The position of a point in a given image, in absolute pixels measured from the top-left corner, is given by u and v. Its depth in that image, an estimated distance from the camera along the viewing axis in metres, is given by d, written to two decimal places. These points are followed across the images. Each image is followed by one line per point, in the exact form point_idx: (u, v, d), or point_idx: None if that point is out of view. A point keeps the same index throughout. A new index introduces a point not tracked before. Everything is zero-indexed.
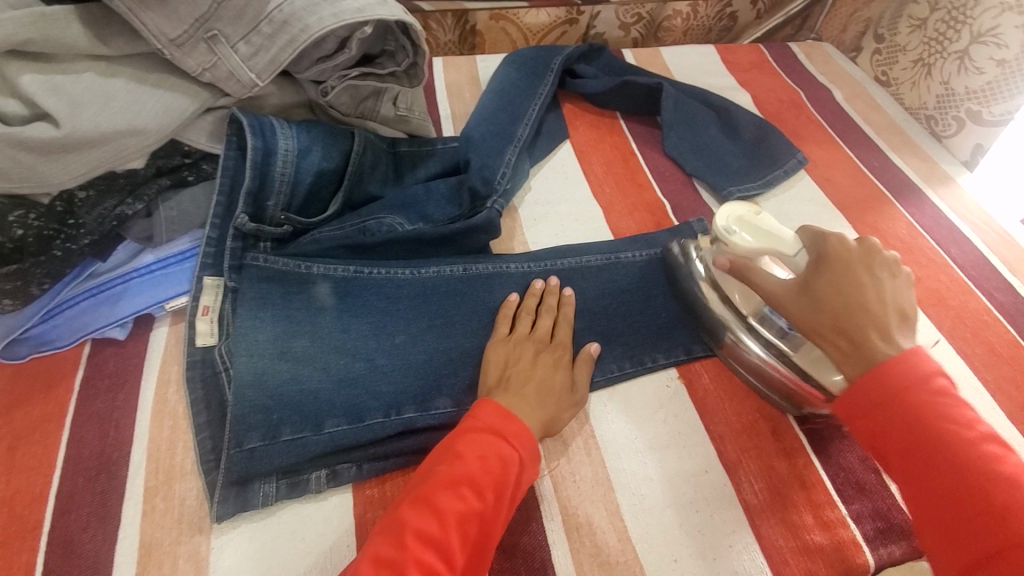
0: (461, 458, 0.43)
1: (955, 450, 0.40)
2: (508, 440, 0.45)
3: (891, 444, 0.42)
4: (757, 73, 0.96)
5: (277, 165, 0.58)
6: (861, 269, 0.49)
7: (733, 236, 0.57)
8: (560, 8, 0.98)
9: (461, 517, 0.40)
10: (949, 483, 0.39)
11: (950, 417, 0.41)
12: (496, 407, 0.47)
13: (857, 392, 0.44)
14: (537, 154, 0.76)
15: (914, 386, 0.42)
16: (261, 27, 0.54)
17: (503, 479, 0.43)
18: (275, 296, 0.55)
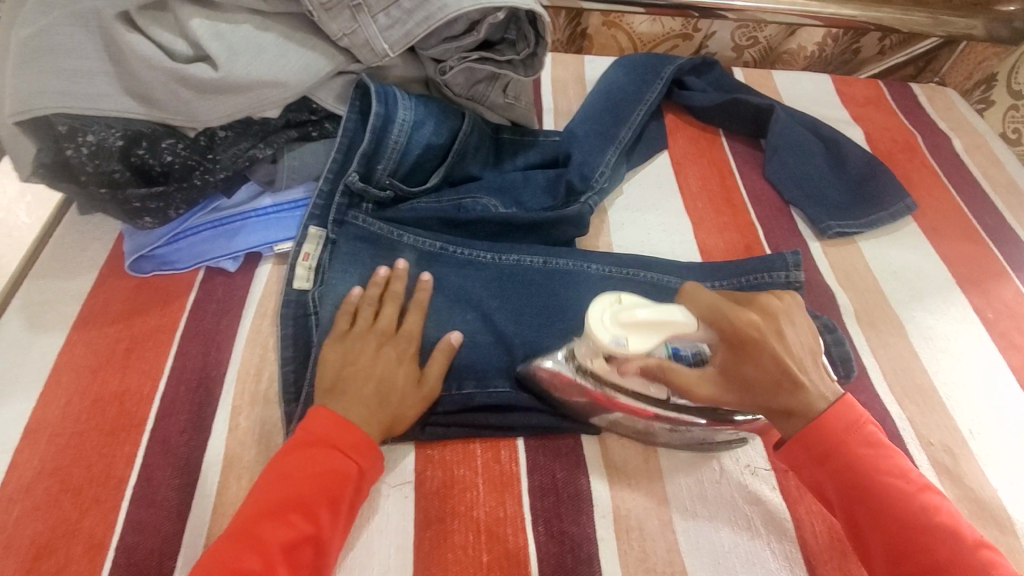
0: (290, 481, 0.43)
1: (892, 499, 0.43)
2: (338, 453, 0.45)
3: (836, 494, 0.45)
4: (872, 109, 0.92)
5: (393, 133, 0.61)
6: (770, 336, 0.47)
7: (629, 350, 0.45)
8: (676, 20, 0.97)
9: (289, 545, 0.41)
10: (894, 530, 0.42)
11: (883, 467, 0.44)
12: (329, 415, 0.47)
13: (801, 447, 0.46)
14: (634, 158, 0.76)
15: (850, 437, 0.45)
16: (403, 2, 0.57)
17: (340, 495, 0.44)
18: (366, 257, 0.59)
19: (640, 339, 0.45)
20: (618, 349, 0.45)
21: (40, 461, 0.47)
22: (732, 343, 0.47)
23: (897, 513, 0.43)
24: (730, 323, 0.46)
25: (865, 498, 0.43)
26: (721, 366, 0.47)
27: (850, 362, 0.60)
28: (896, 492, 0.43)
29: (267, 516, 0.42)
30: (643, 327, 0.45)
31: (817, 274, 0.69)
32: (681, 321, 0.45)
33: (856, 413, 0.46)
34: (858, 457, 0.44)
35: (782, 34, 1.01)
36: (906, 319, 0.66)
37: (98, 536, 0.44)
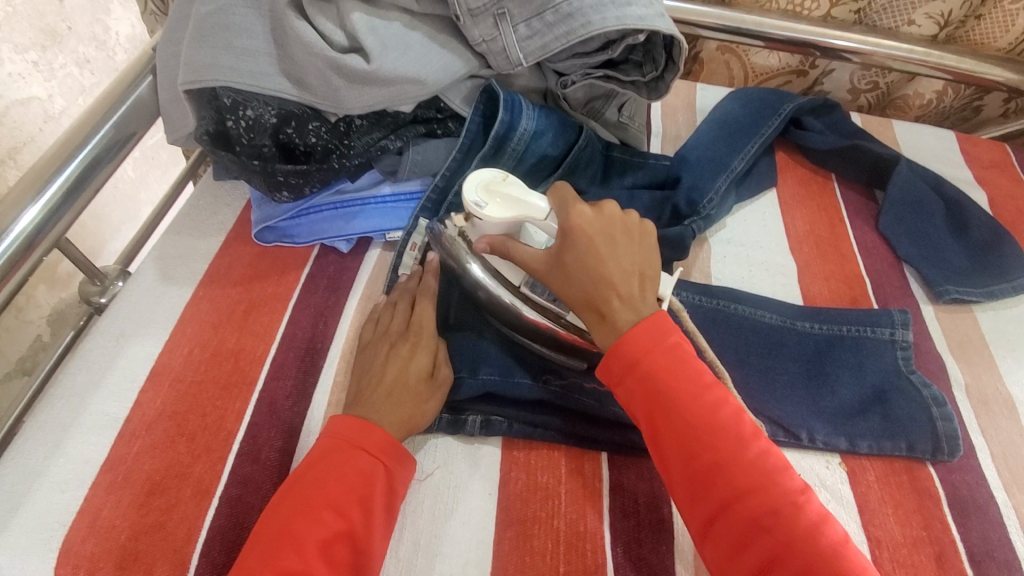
0: (315, 481, 0.43)
1: (694, 407, 0.44)
2: (366, 455, 0.45)
3: (644, 415, 0.45)
4: (998, 173, 0.87)
5: (513, 140, 0.62)
6: (597, 236, 0.49)
7: (485, 213, 0.50)
8: (794, 57, 0.95)
9: (325, 543, 0.41)
10: (694, 444, 0.43)
11: (681, 372, 0.45)
12: (348, 419, 0.47)
13: (613, 358, 0.46)
14: (742, 193, 0.75)
15: (654, 347, 0.46)
16: (546, 15, 0.59)
17: (370, 493, 0.44)
18: None
19: (499, 209, 0.50)
20: (476, 210, 0.50)
21: (162, 404, 0.50)
22: (563, 236, 0.49)
23: (690, 417, 0.43)
24: (568, 216, 0.49)
25: (660, 397, 0.44)
26: (554, 251, 0.49)
27: (957, 440, 0.56)
28: (690, 401, 0.44)
29: (298, 515, 0.42)
30: (504, 201, 0.50)
31: (926, 339, 0.65)
32: (534, 206, 0.50)
33: (669, 325, 0.47)
34: (664, 368, 0.45)
35: (903, 80, 0.96)
36: (1022, 402, 0.62)
37: (206, 482, 0.47)
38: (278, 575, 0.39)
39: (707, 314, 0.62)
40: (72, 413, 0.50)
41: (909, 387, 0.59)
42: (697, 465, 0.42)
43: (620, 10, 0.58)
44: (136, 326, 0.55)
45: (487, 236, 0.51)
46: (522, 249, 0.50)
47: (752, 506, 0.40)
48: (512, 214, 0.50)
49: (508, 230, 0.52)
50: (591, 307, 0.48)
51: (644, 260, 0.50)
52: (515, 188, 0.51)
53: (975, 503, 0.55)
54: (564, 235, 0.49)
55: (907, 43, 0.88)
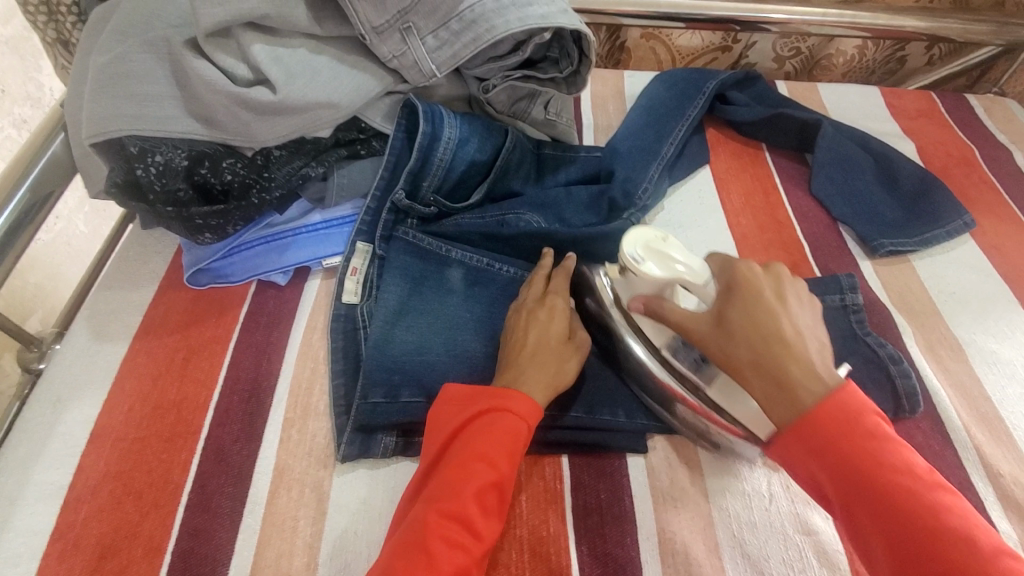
0: (486, 448, 0.45)
1: (889, 484, 0.39)
2: (483, 400, 0.47)
3: (820, 472, 0.41)
4: (925, 122, 0.89)
5: (438, 151, 0.62)
6: (770, 299, 0.47)
7: (642, 268, 0.50)
8: (716, 34, 0.97)
9: (478, 492, 0.43)
10: (887, 514, 0.38)
11: (891, 462, 0.39)
12: (515, 391, 0.48)
13: (797, 435, 0.42)
14: (676, 174, 0.75)
15: (852, 425, 0.41)
16: (451, 23, 0.59)
17: (500, 436, 0.45)
18: (415, 273, 0.60)
19: (655, 270, 0.50)
20: (633, 263, 0.51)
21: (107, 465, 0.49)
22: (727, 292, 0.48)
23: (922, 514, 0.37)
24: (734, 275, 0.48)
25: (872, 487, 0.39)
26: (717, 311, 0.48)
27: (915, 395, 0.57)
28: (915, 494, 0.38)
29: (455, 470, 0.44)
30: (663, 260, 0.50)
31: (870, 294, 0.67)
32: (695, 271, 0.50)
33: (857, 406, 0.41)
34: (821, 417, 0.41)
35: (824, 42, 0.98)
36: (967, 342, 0.63)
37: (156, 540, 0.46)
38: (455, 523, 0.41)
39: None
40: (15, 486, 0.48)
41: (859, 346, 0.60)
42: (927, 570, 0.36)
43: (521, 11, 0.58)
44: (74, 389, 0.54)
45: (641, 295, 0.52)
46: (677, 308, 0.49)
47: None
48: (668, 274, 0.50)
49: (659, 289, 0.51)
50: (770, 382, 0.44)
51: (816, 329, 0.47)
52: (678, 250, 0.51)
53: (929, 448, 0.56)
54: (727, 294, 0.48)
55: (820, 8, 0.90)
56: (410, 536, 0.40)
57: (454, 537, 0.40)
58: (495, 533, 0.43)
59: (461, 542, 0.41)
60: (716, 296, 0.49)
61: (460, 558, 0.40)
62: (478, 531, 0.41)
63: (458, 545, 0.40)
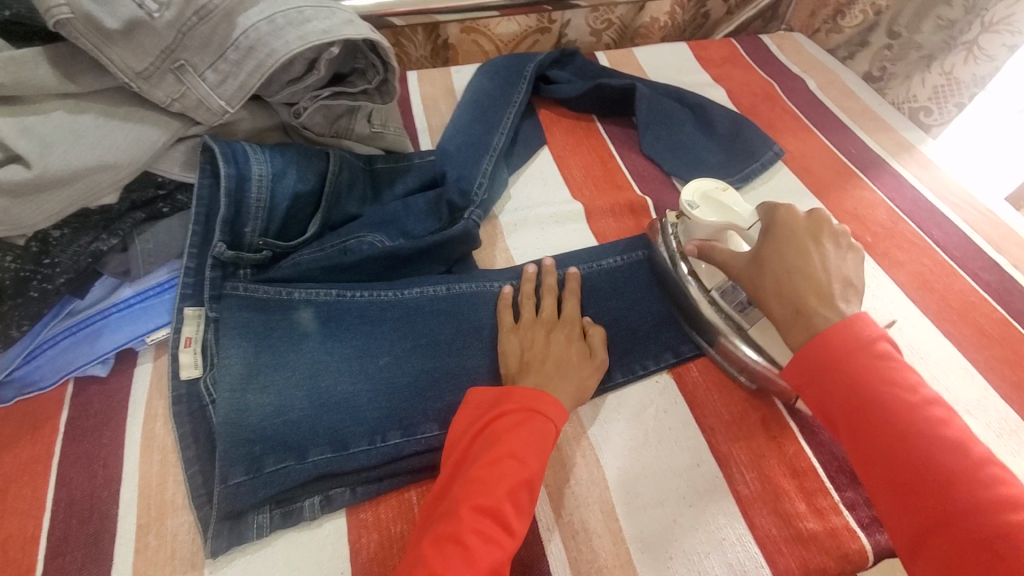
0: (520, 449, 0.45)
1: (894, 406, 0.41)
2: (514, 400, 0.48)
3: (822, 390, 0.45)
4: (730, 67, 0.97)
5: (251, 191, 0.57)
6: (805, 238, 0.51)
7: (695, 212, 0.59)
8: (530, 17, 0.99)
9: (513, 492, 0.43)
10: (894, 441, 0.41)
11: (898, 384, 0.42)
12: (528, 389, 0.49)
13: (802, 356, 0.45)
14: (514, 161, 0.76)
15: (859, 351, 0.43)
16: (227, 54, 0.54)
17: (534, 438, 0.46)
18: (257, 326, 0.55)
19: (706, 212, 0.59)
20: (688, 209, 0.60)
21: None
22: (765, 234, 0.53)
23: (918, 432, 0.40)
24: (775, 218, 0.53)
25: (868, 399, 0.42)
26: (753, 253, 0.53)
27: None
28: (912, 413, 0.41)
29: (488, 464, 0.44)
30: (716, 208, 0.59)
31: None
32: (742, 215, 0.58)
33: (865, 338, 0.44)
34: (831, 340, 0.44)
35: (632, 10, 1.03)
36: None
37: None
38: (485, 519, 0.41)
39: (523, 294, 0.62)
40: None
41: None
42: (912, 478, 0.40)
43: (300, 28, 0.55)
44: None
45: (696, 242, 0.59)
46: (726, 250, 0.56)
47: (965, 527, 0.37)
48: (721, 219, 0.58)
49: (711, 234, 0.59)
50: (785, 301, 0.48)
51: (847, 268, 0.50)
52: (730, 200, 0.60)
53: None
54: (766, 236, 0.53)
55: None
56: (444, 526, 0.41)
57: (489, 532, 0.41)
58: (524, 530, 0.43)
59: (494, 535, 0.41)
60: (758, 239, 0.54)
61: (495, 553, 0.40)
62: (511, 528, 0.42)
63: (492, 539, 0.41)
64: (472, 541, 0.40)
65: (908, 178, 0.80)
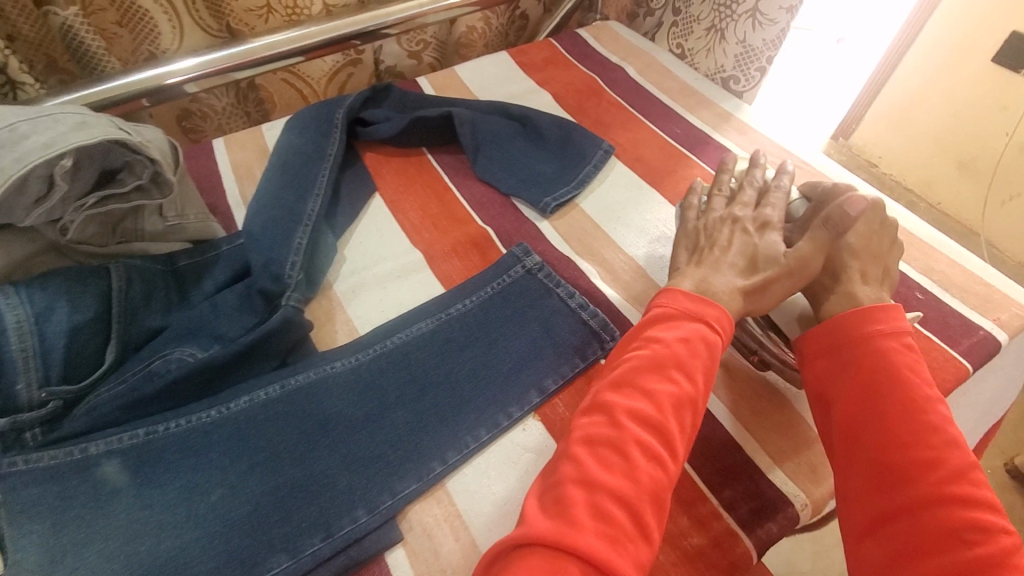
0: (679, 352, 0.48)
1: (907, 390, 0.45)
2: (676, 309, 0.51)
3: (831, 364, 0.50)
4: (552, 68, 0.96)
5: (10, 343, 0.49)
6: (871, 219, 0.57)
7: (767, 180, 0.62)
8: (335, 57, 0.93)
9: (676, 402, 0.45)
10: (891, 415, 0.45)
11: (911, 371, 0.46)
12: (686, 294, 0.52)
13: (822, 332, 0.51)
14: (342, 220, 0.71)
15: (883, 335, 0.49)
16: None
17: (685, 355, 0.48)
18: (49, 501, 0.46)
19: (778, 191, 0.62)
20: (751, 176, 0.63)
21: None
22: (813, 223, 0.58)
23: (910, 416, 0.44)
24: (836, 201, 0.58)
25: (877, 380, 0.47)
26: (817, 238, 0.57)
27: (610, 325, 0.61)
28: (914, 397, 0.45)
29: (652, 372, 0.47)
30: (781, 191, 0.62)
31: (554, 252, 0.70)
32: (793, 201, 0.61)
33: (895, 327, 0.49)
34: (850, 321, 0.50)
35: (444, 27, 1.00)
36: (642, 257, 0.69)
37: None
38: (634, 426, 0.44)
39: (372, 368, 0.57)
40: None
41: (558, 305, 0.63)
42: (889, 454, 0.44)
43: (16, 148, 0.48)
44: None
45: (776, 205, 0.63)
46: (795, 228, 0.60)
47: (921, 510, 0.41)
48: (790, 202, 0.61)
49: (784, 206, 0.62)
50: (827, 271, 0.55)
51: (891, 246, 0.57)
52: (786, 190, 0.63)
53: None
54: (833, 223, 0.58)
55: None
56: (598, 434, 0.44)
57: (648, 445, 0.43)
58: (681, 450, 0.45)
59: (649, 442, 0.43)
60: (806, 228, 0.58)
61: (655, 470, 0.42)
62: (675, 450, 0.44)
63: (655, 458, 0.42)
64: (632, 448, 0.42)
65: (732, 148, 0.83)
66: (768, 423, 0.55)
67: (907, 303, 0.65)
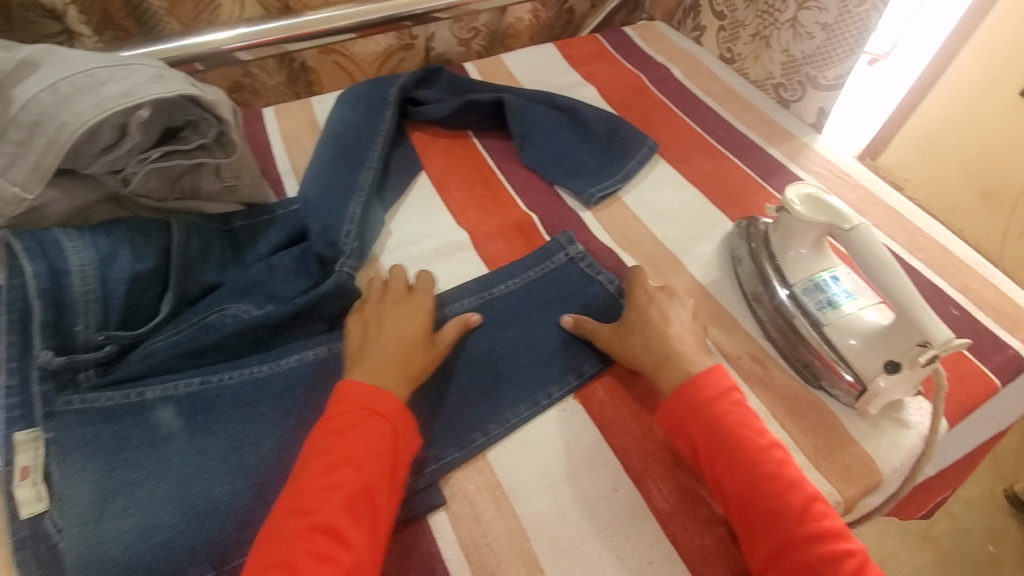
0: (350, 448, 0.45)
1: (745, 453, 0.47)
2: (348, 402, 0.48)
3: (692, 429, 0.50)
4: (598, 63, 0.97)
5: (74, 286, 0.50)
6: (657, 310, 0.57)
7: (797, 206, 0.60)
8: (389, 35, 0.94)
9: (305, 520, 0.42)
10: (745, 472, 0.47)
11: (743, 435, 0.48)
12: (361, 385, 0.49)
13: (675, 401, 0.51)
14: (389, 195, 0.72)
15: (715, 400, 0.50)
16: (10, 134, 0.47)
17: (353, 449, 0.45)
18: (105, 440, 0.47)
19: (810, 210, 0.59)
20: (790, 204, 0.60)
21: None
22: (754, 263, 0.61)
23: (777, 465, 0.47)
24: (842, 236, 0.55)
25: (735, 440, 0.48)
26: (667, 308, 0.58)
27: None
28: (761, 454, 0.47)
29: (325, 472, 0.44)
30: (820, 208, 0.58)
31: (596, 241, 0.71)
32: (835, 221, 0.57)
33: (726, 388, 0.51)
34: (691, 391, 0.51)
35: (495, 16, 1.01)
36: (683, 253, 0.70)
37: None
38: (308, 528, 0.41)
39: None
40: None
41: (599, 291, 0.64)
42: (766, 501, 0.46)
43: (94, 94, 0.49)
44: None
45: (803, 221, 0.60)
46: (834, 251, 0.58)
47: (799, 556, 0.43)
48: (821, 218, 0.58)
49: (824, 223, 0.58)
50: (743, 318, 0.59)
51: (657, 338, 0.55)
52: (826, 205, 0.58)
53: None
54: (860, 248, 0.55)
55: None
56: (319, 520, 0.42)
57: (322, 551, 0.41)
58: (369, 540, 0.42)
59: (332, 548, 0.41)
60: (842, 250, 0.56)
61: (330, 569, 0.40)
62: (349, 541, 0.41)
63: (325, 557, 0.40)
64: (299, 561, 0.40)
65: (774, 154, 0.84)
66: (804, 421, 0.56)
67: (943, 317, 0.66)
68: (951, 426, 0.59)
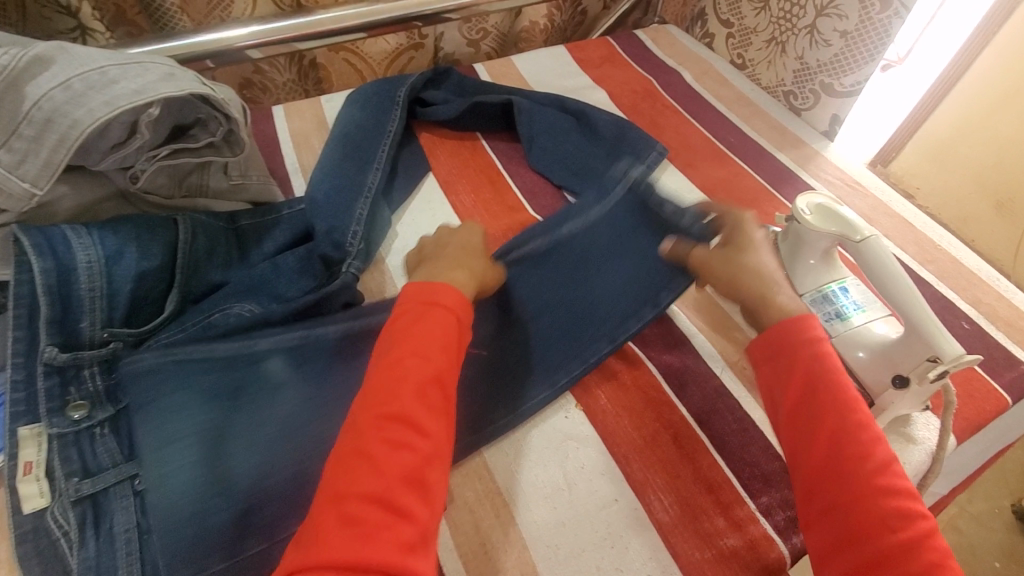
0: (417, 343, 0.44)
1: (834, 399, 0.45)
2: (407, 301, 0.47)
3: (783, 366, 0.47)
4: (609, 67, 0.96)
5: (81, 281, 0.50)
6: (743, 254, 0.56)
7: (807, 216, 0.59)
8: (400, 35, 0.94)
9: (383, 416, 0.41)
10: (829, 420, 0.44)
11: (841, 381, 0.45)
12: (441, 284, 0.48)
13: (767, 338, 0.49)
14: (396, 196, 0.72)
15: (809, 347, 0.47)
16: (22, 129, 0.47)
17: (439, 339, 0.45)
18: (157, 397, 0.48)
19: (820, 220, 0.58)
20: (800, 213, 0.59)
21: None
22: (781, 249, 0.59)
23: (860, 420, 0.44)
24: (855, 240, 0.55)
25: (826, 384, 0.45)
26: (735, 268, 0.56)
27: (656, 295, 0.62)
28: (849, 405, 0.44)
29: (396, 369, 0.43)
30: (830, 219, 0.57)
31: None
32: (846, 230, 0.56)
33: (822, 333, 0.48)
34: (785, 331, 0.48)
35: (507, 18, 1.01)
36: None
37: None
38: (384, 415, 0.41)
39: None
40: None
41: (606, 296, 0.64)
42: (840, 452, 0.43)
43: (105, 92, 0.49)
44: None
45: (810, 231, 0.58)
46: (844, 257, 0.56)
47: (866, 511, 0.41)
48: (830, 228, 0.57)
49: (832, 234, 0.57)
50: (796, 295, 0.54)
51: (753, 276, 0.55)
52: (835, 216, 0.57)
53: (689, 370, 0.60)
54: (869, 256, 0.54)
55: None
56: (392, 409, 0.41)
57: (399, 438, 0.40)
58: (444, 432, 0.42)
59: (407, 437, 0.40)
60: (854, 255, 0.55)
61: (405, 455, 0.39)
62: (425, 431, 0.41)
63: (401, 444, 0.40)
64: (375, 447, 0.39)
65: (784, 162, 0.83)
66: None
67: (953, 331, 0.65)
68: (959, 442, 0.58)
